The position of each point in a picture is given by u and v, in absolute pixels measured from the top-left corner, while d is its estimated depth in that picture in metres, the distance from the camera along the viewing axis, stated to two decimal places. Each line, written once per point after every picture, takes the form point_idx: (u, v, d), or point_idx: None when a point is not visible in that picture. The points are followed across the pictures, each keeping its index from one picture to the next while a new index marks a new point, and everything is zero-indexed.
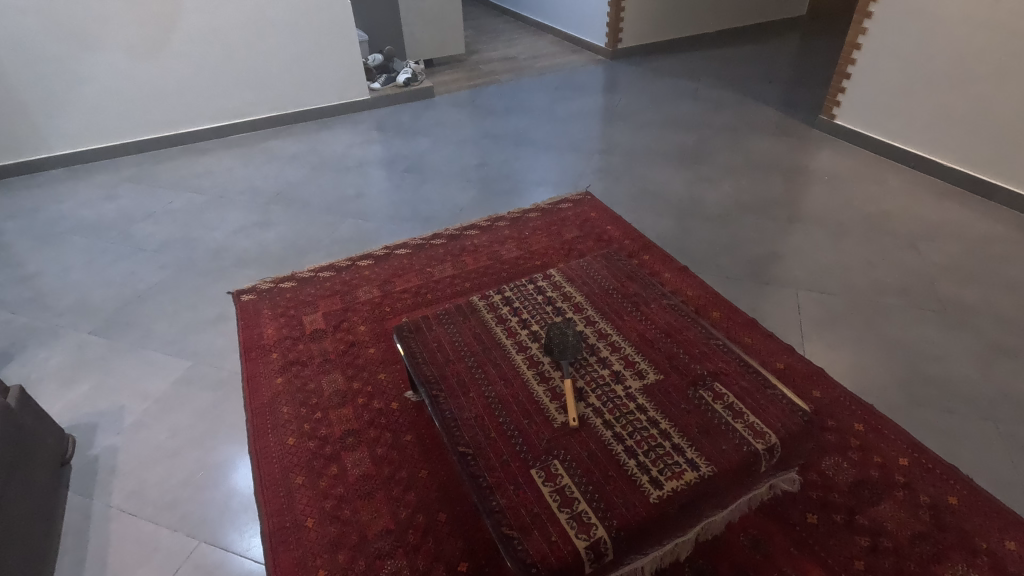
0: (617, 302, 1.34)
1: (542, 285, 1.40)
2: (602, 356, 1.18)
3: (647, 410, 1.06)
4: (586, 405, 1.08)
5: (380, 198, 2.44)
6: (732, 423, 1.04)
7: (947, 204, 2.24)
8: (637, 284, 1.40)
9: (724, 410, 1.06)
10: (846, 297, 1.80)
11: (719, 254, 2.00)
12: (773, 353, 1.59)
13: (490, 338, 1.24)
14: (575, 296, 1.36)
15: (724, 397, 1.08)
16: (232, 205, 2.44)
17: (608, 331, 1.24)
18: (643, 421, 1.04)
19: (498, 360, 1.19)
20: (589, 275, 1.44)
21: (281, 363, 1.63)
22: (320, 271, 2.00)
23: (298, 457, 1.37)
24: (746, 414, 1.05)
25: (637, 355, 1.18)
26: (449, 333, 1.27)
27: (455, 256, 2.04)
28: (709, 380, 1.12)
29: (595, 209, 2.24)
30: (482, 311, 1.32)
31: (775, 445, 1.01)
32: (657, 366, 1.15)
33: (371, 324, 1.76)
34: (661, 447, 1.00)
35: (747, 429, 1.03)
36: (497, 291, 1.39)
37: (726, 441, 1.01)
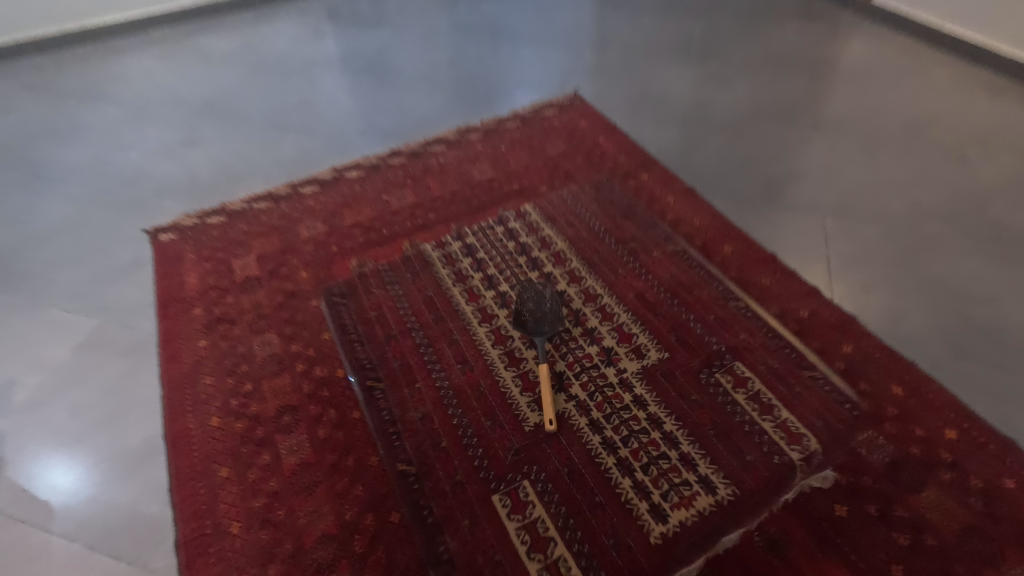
0: (621, 260, 1.29)
1: (533, 248, 1.34)
2: (596, 337, 1.15)
3: (648, 408, 1.05)
4: (568, 398, 1.07)
5: (329, 107, 2.04)
6: (757, 424, 1.03)
7: (1005, 105, 1.87)
8: (635, 227, 1.37)
9: (747, 401, 1.06)
10: (880, 222, 1.49)
11: (729, 172, 1.67)
12: (795, 296, 1.32)
13: (453, 313, 1.24)
14: (568, 256, 1.31)
15: (749, 385, 1.08)
16: (152, 118, 2.03)
17: (612, 310, 1.19)
18: (643, 428, 1.03)
19: (454, 346, 1.18)
20: (583, 216, 1.40)
21: (205, 322, 1.35)
22: (254, 202, 1.67)
23: (224, 443, 1.14)
24: (779, 411, 1.05)
25: (637, 333, 1.16)
26: (403, 313, 1.26)
27: (416, 178, 1.70)
28: (728, 362, 1.11)
29: (585, 116, 1.86)
30: (448, 281, 1.30)
31: (813, 451, 1.01)
32: (664, 349, 1.13)
33: (315, 270, 1.46)
34: (658, 453, 1.00)
35: (775, 427, 1.03)
36: (472, 249, 1.35)
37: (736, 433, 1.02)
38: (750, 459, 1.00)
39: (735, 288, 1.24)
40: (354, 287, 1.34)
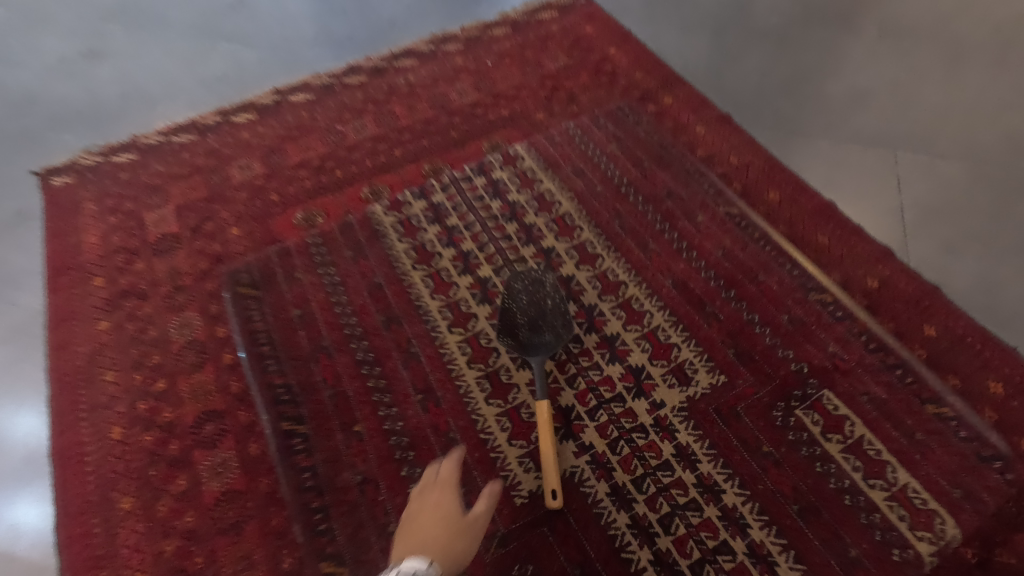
0: (653, 229, 0.99)
1: (534, 217, 1.02)
2: (618, 353, 0.87)
3: (695, 472, 0.78)
4: (580, 451, 0.80)
5: (270, 8, 1.61)
6: (858, 493, 0.76)
7: None
8: (670, 178, 1.05)
9: (845, 457, 0.78)
10: (970, 160, 1.17)
11: (775, 94, 1.32)
12: (860, 260, 1.03)
13: (413, 312, 0.94)
14: (576, 224, 1.00)
15: (846, 431, 0.79)
16: (47, 23, 1.61)
17: (643, 318, 0.90)
18: (687, 502, 0.76)
19: (412, 366, 0.89)
20: (597, 162, 1.08)
21: (108, 297, 1.05)
22: (174, 134, 1.31)
23: (127, 462, 0.88)
24: (890, 470, 0.77)
25: (678, 354, 0.86)
26: (340, 314, 0.95)
27: (379, 103, 1.34)
28: (813, 395, 0.82)
29: (593, 18, 1.47)
30: (407, 264, 0.99)
31: (948, 533, 0.73)
32: (722, 379, 0.84)
33: (249, 225, 1.14)
34: (714, 542, 0.74)
35: (891, 500, 0.75)
36: (443, 214, 1.04)
37: (831, 507, 0.75)
38: (856, 555, 0.73)
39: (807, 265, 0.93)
40: (272, 270, 1.02)
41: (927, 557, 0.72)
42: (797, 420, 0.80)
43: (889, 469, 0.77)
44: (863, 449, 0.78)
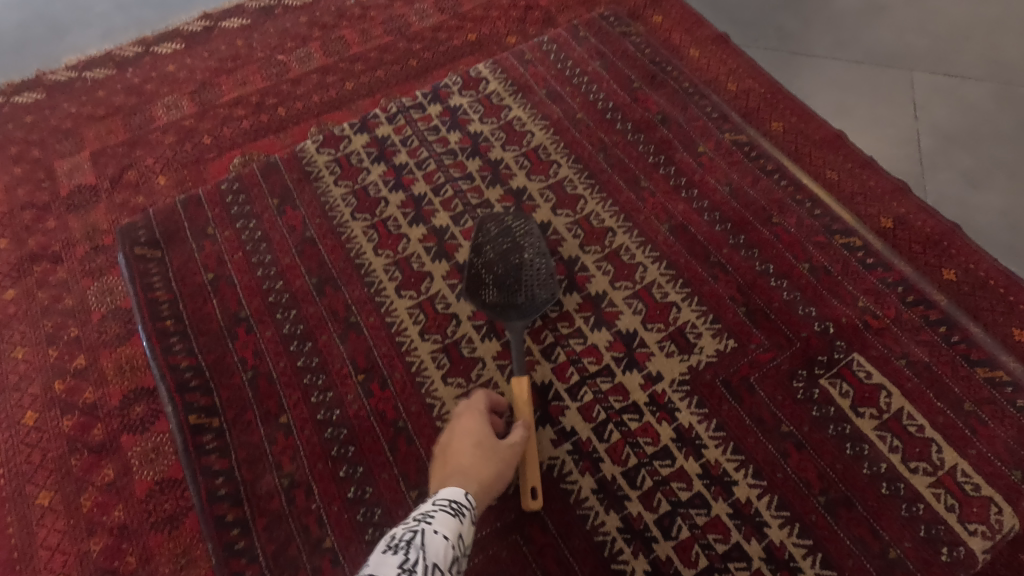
0: (644, 163, 0.86)
1: (499, 154, 0.88)
2: (606, 317, 0.76)
3: (701, 457, 0.68)
4: (563, 437, 0.70)
5: None
6: (898, 480, 0.65)
7: None
8: (663, 107, 0.91)
9: (879, 436, 0.67)
10: (997, 79, 1.05)
11: (778, 7, 1.17)
12: (874, 197, 0.92)
13: (353, 273, 0.81)
14: (552, 158, 0.87)
15: (879, 406, 0.69)
16: None
17: (635, 276, 0.78)
18: (690, 495, 0.67)
19: (351, 338, 0.77)
20: (576, 86, 0.93)
21: (14, 261, 0.91)
22: (86, 67, 1.13)
23: (43, 451, 0.76)
24: (933, 451, 0.66)
25: (675, 314, 0.76)
26: (262, 277, 0.82)
27: (327, 27, 1.16)
28: (839, 362, 0.71)
29: None
30: (346, 214, 0.85)
31: (1004, 527, 0.63)
32: (721, 342, 0.74)
33: (179, 174, 0.99)
34: (724, 544, 0.64)
35: (937, 487, 0.65)
36: (389, 150, 0.89)
37: (863, 496, 0.65)
38: (896, 555, 0.62)
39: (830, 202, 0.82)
40: (176, 220, 0.87)
41: (979, 554, 0.62)
42: (822, 393, 0.70)
43: (933, 449, 0.66)
44: (901, 426, 0.68)
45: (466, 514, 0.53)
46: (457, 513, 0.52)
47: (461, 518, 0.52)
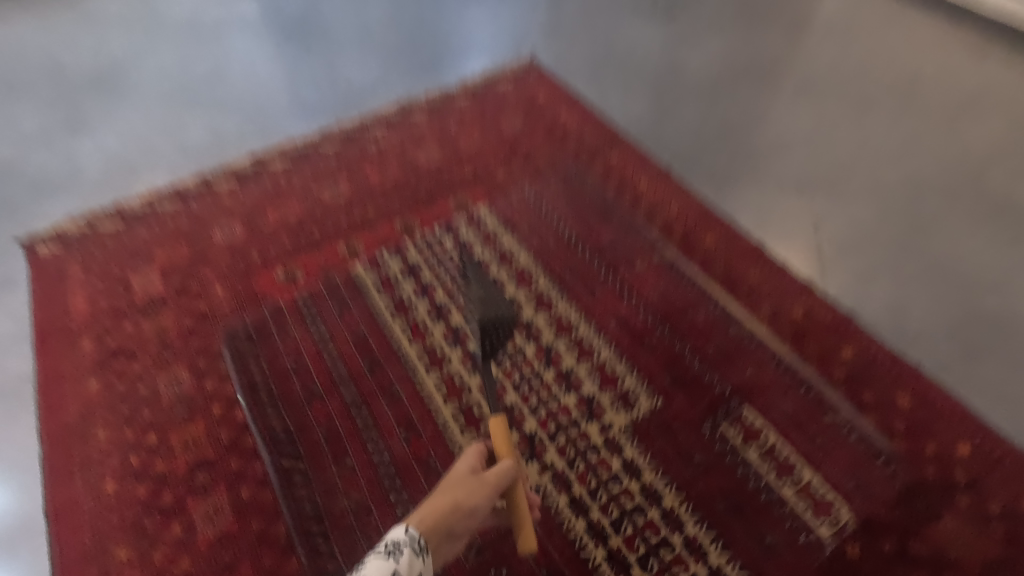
0: (598, 279, 1.11)
1: (499, 273, 1.13)
2: (573, 382, 0.98)
3: (641, 475, 0.90)
4: (543, 468, 0.91)
5: (246, 81, 1.73)
6: (773, 488, 0.90)
7: (989, 63, 1.73)
8: (614, 231, 1.18)
9: (762, 460, 0.92)
10: (876, 203, 1.35)
11: (707, 147, 1.49)
12: (787, 293, 1.17)
13: (393, 357, 1.05)
14: (533, 274, 1.12)
15: (761, 439, 0.93)
16: (25, 96, 1.67)
17: (592, 348, 1.02)
18: (633, 503, 0.88)
19: (395, 404, 1.00)
20: (551, 216, 1.22)
21: (96, 358, 1.11)
22: (156, 200, 1.39)
23: (120, 514, 0.92)
24: (796, 470, 0.91)
25: (620, 372, 0.99)
26: (328, 360, 1.05)
27: (352, 167, 1.45)
28: (734, 408, 0.96)
29: (544, 86, 1.63)
30: (387, 314, 1.10)
31: (844, 521, 0.88)
32: (654, 391, 0.98)
33: (232, 284, 1.22)
34: (657, 538, 0.86)
35: (798, 494, 0.89)
36: (416, 270, 1.16)
37: (750, 503, 0.88)
38: (771, 540, 0.86)
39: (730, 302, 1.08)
40: (266, 323, 1.11)
41: (826, 539, 0.86)
42: (722, 433, 0.94)
43: (796, 469, 0.91)
44: (775, 455, 0.92)
45: (410, 549, 0.54)
46: (396, 551, 0.53)
47: (397, 556, 0.52)
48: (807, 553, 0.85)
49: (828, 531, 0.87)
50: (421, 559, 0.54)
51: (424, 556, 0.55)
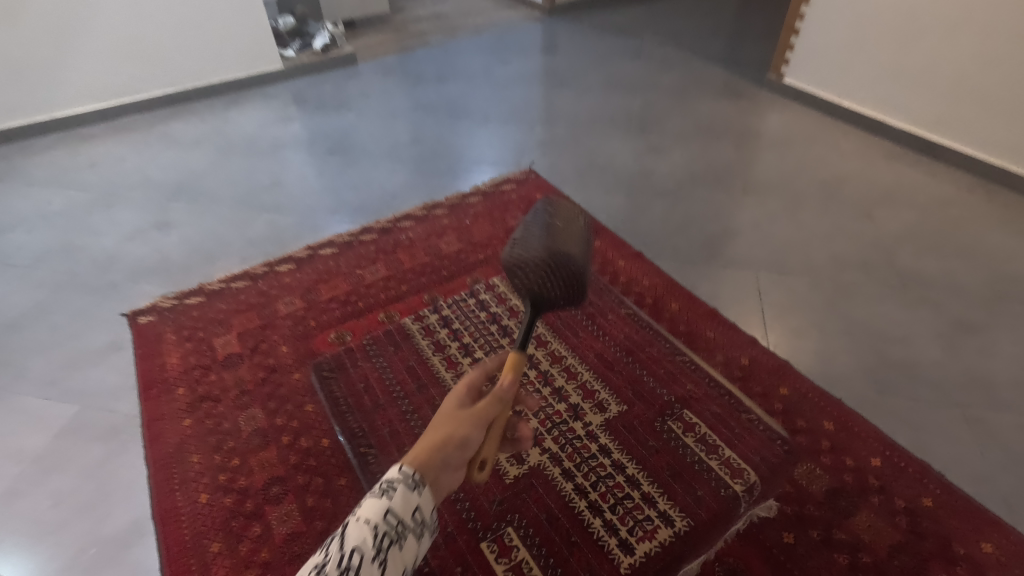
0: (577, 322, 1.38)
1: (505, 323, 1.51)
2: (563, 392, 1.23)
3: (610, 452, 1.12)
4: (542, 451, 1.13)
5: (301, 187, 2.15)
6: (707, 462, 1.09)
7: (898, 167, 2.14)
8: (590, 293, 1.48)
9: (697, 444, 1.11)
10: (807, 276, 1.69)
11: (673, 234, 1.86)
12: (736, 345, 1.48)
13: (435, 381, 1.38)
14: None
15: (695, 429, 1.14)
16: (124, 201, 2.07)
17: (576, 368, 1.28)
18: (607, 469, 1.09)
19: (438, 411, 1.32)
20: None
21: (189, 401, 1.40)
22: (232, 281, 1.73)
23: (212, 518, 1.17)
24: (720, 448, 1.10)
25: (596, 383, 1.24)
26: (389, 383, 1.38)
27: (387, 253, 1.81)
28: (677, 409, 1.18)
29: (541, 189, 2.03)
30: (429, 352, 1.45)
31: (754, 483, 1.04)
32: (619, 396, 1.22)
33: (294, 344, 1.53)
34: (622, 493, 1.06)
35: (721, 464, 1.08)
36: (448, 322, 1.53)
37: (686, 470, 1.08)
38: (700, 496, 1.05)
39: (681, 345, 1.31)
40: (341, 357, 1.44)
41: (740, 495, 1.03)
42: (670, 424, 1.16)
43: (720, 446, 1.10)
44: (706, 439, 1.12)
45: (402, 487, 0.63)
46: (390, 491, 0.62)
47: (390, 495, 0.62)
48: (726, 500, 1.02)
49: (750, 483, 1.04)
50: (416, 494, 0.64)
51: (420, 490, 0.64)
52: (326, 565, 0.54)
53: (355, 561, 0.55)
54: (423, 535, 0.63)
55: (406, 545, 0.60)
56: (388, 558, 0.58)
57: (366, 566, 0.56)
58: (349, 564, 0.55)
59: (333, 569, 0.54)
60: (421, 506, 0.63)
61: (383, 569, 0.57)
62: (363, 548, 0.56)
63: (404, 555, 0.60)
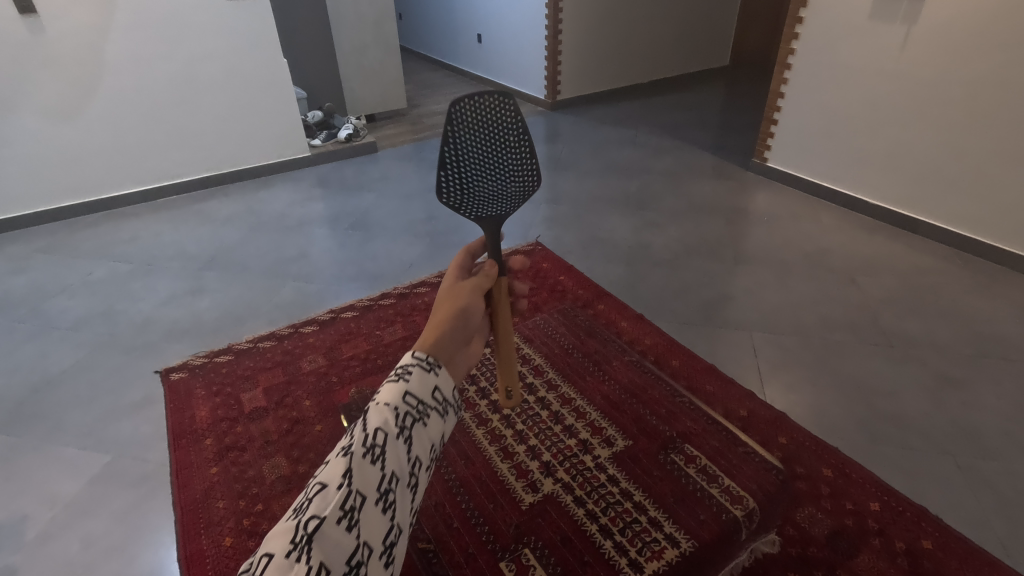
0: (586, 370, 1.57)
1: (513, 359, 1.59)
2: (573, 430, 1.35)
3: (618, 481, 1.20)
4: (555, 480, 1.22)
5: (325, 258, 2.32)
6: (709, 489, 1.14)
7: (878, 239, 2.31)
8: (598, 342, 1.69)
9: (698, 474, 1.18)
10: (798, 335, 1.80)
11: (671, 298, 1.99)
12: (735, 398, 1.56)
13: None
14: (546, 369, 1.56)
15: (697, 460, 1.21)
16: (161, 271, 2.24)
17: (585, 410, 1.41)
18: (616, 496, 1.17)
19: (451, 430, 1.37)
20: (556, 338, 1.70)
21: (215, 450, 1.47)
22: (259, 341, 1.85)
23: (235, 559, 1.22)
24: (721, 478, 1.16)
25: (604, 423, 1.37)
26: None
27: (405, 316, 1.94)
28: (679, 443, 1.27)
29: (547, 259, 2.20)
30: None
31: (754, 509, 1.09)
32: (624, 433, 1.33)
33: (317, 398, 1.62)
34: (631, 518, 1.12)
35: (722, 492, 1.13)
36: None
37: (690, 498, 1.13)
38: (703, 518, 1.09)
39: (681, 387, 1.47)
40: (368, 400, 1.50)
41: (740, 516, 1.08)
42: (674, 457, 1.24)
43: (719, 476, 1.16)
44: (707, 469, 1.19)
45: (420, 367, 0.55)
46: (407, 373, 0.54)
47: (407, 378, 0.53)
48: (727, 522, 1.07)
49: (750, 507, 1.09)
50: (435, 374, 0.56)
51: (438, 372, 0.56)
52: (351, 445, 0.47)
53: (380, 439, 0.48)
54: (448, 412, 0.56)
55: (431, 424, 0.54)
56: (413, 436, 0.52)
57: (391, 444, 0.49)
58: (375, 443, 0.48)
59: (359, 447, 0.47)
60: (441, 386, 0.56)
61: (408, 447, 0.51)
62: (386, 428, 0.49)
63: (430, 433, 0.53)
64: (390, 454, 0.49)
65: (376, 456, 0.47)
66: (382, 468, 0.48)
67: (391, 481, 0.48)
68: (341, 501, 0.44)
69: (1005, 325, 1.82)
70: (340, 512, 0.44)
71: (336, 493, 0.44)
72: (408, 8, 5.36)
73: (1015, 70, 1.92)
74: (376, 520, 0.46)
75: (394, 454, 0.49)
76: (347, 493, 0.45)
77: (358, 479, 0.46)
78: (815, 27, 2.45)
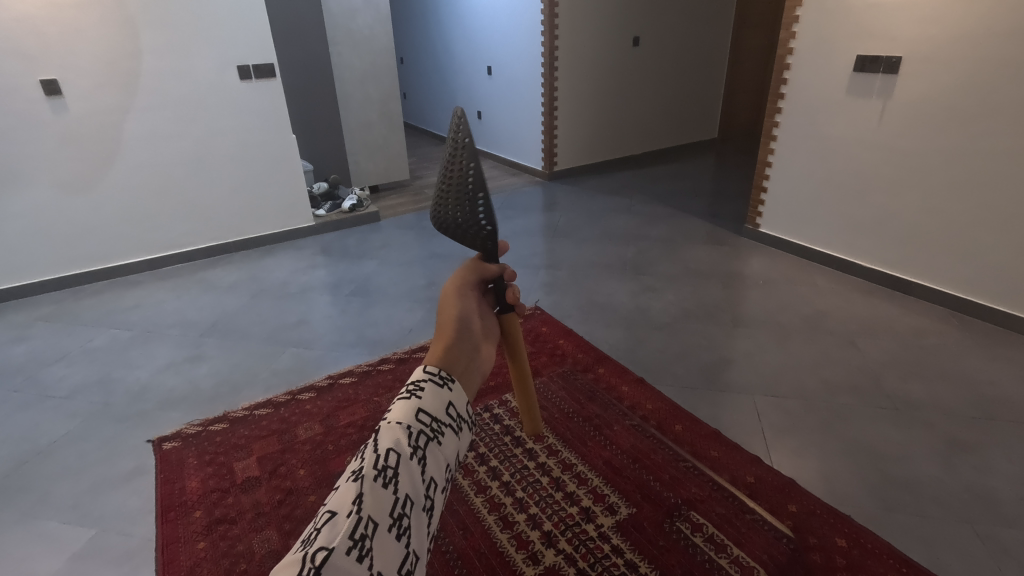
0: (587, 433, 1.55)
1: (510, 424, 1.58)
2: (574, 498, 1.34)
3: (623, 552, 1.21)
4: (557, 551, 1.21)
5: (325, 324, 2.33)
6: (716, 559, 1.20)
7: (875, 302, 2.33)
8: (598, 406, 1.68)
9: (705, 543, 1.23)
10: (801, 398, 1.78)
11: (672, 362, 1.98)
12: (741, 464, 1.50)
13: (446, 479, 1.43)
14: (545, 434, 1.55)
15: (703, 529, 1.26)
16: (161, 339, 2.24)
17: (588, 476, 1.40)
18: (620, 566, 1.18)
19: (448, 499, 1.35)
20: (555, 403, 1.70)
21: (204, 524, 1.42)
22: (255, 408, 1.83)
23: None
24: (729, 547, 1.22)
25: (606, 489, 1.36)
26: None
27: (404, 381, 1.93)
28: (684, 510, 1.30)
29: (546, 323, 2.22)
30: None
31: None
32: (628, 499, 1.33)
33: (312, 467, 1.58)
34: None
35: (731, 563, 1.19)
36: None
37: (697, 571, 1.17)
38: None
39: (683, 451, 1.48)
40: None
41: None
42: (680, 525, 1.27)
43: (728, 546, 1.22)
44: (715, 539, 1.24)
45: (431, 385, 0.52)
46: (419, 390, 0.51)
47: (420, 395, 0.51)
48: None
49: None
50: (449, 390, 0.53)
51: (451, 387, 0.53)
52: (362, 468, 0.45)
53: (392, 461, 0.46)
54: (463, 429, 0.53)
55: (446, 442, 0.51)
56: (428, 457, 0.49)
57: (405, 466, 0.46)
58: (386, 465, 0.45)
59: (370, 470, 0.45)
60: (455, 402, 0.53)
61: (423, 468, 0.48)
62: (399, 449, 0.47)
63: (444, 454, 0.50)
64: (402, 476, 0.46)
65: (388, 479, 0.45)
66: (394, 491, 0.45)
67: (404, 505, 0.46)
68: (350, 530, 0.41)
69: (1009, 386, 1.80)
70: (349, 542, 0.41)
71: (345, 520, 0.41)
72: (413, 88, 5.69)
73: (987, 138, 2.01)
74: (388, 548, 0.43)
75: (408, 476, 0.46)
76: (358, 520, 0.42)
77: (369, 504, 0.43)
78: (797, 104, 2.59)
